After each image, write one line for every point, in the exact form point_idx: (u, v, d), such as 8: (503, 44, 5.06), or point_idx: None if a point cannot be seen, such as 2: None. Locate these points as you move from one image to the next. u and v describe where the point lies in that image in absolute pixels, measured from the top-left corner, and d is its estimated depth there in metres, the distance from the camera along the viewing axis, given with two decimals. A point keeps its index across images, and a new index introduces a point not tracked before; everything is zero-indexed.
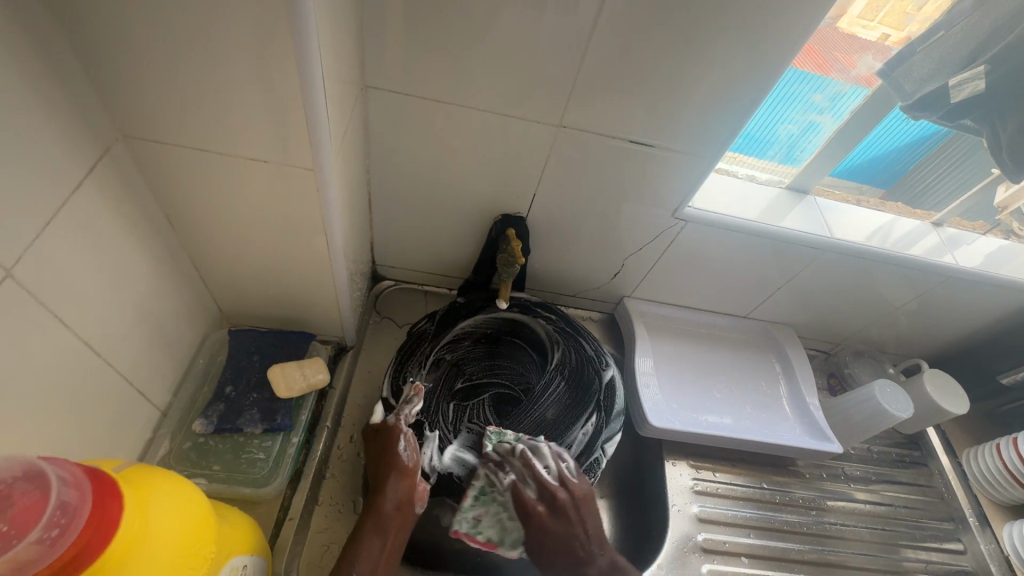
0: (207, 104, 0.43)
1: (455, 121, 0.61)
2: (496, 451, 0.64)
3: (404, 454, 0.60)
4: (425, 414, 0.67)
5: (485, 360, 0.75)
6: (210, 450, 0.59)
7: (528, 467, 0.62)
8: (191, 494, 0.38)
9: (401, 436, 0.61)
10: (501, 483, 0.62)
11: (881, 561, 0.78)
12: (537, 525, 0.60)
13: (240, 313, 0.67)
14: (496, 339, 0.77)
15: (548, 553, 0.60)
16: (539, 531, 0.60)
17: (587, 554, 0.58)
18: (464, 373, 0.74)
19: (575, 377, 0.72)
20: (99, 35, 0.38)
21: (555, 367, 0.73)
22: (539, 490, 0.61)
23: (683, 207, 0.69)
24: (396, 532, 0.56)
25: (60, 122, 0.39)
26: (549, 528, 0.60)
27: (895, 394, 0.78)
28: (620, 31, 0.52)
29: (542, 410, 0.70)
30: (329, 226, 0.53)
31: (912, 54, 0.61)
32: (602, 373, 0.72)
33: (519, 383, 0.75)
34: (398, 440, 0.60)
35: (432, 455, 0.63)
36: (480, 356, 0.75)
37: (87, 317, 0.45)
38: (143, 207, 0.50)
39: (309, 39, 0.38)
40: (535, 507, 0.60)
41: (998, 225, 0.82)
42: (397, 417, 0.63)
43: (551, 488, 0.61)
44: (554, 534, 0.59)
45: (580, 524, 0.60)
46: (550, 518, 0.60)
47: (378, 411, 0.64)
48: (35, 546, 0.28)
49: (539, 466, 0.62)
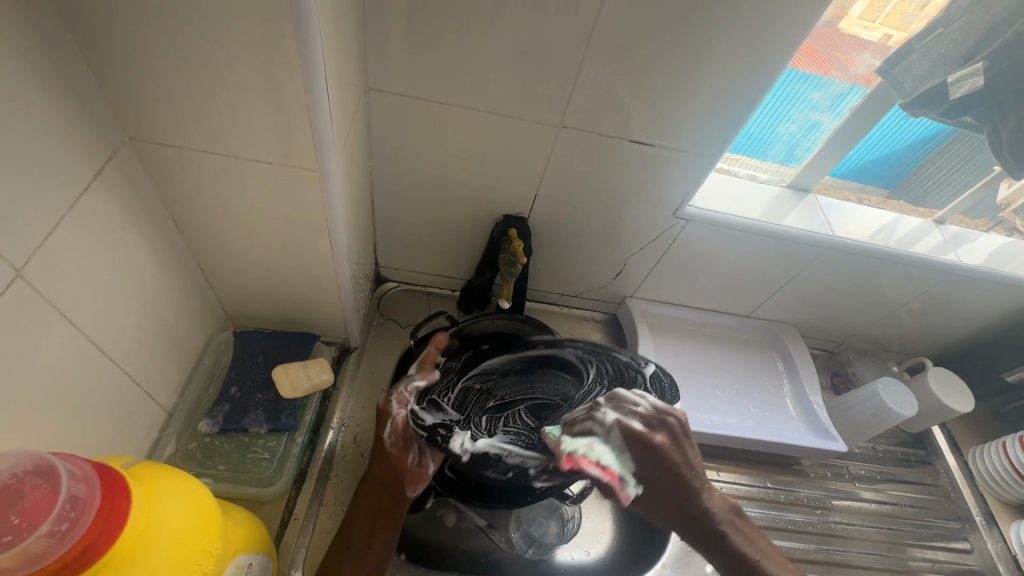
0: (213, 106, 0.43)
1: (457, 124, 0.61)
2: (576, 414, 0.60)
3: (389, 440, 0.58)
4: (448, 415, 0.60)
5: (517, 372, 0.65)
6: (216, 450, 0.60)
7: (624, 407, 0.58)
8: (198, 493, 0.38)
9: (389, 422, 0.58)
10: (605, 424, 0.57)
11: (888, 560, 0.78)
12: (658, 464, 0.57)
13: (246, 314, 0.67)
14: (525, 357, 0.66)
15: (666, 496, 0.58)
16: (666, 461, 0.57)
17: (701, 484, 0.59)
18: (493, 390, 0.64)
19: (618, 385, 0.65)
20: (107, 38, 0.39)
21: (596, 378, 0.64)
22: (644, 421, 0.58)
23: (684, 206, 0.70)
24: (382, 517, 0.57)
25: (68, 125, 0.39)
26: (671, 458, 0.57)
27: (899, 392, 0.78)
28: (619, 31, 0.52)
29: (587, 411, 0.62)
30: (332, 227, 0.54)
31: (910, 52, 0.61)
32: (643, 371, 0.65)
33: (558, 393, 0.65)
34: (386, 424, 0.58)
35: (463, 440, 0.56)
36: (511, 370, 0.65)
37: (94, 317, 0.45)
38: (151, 210, 0.50)
39: (313, 40, 0.38)
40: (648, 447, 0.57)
41: (1001, 223, 0.81)
42: (398, 402, 0.59)
43: (657, 419, 0.58)
44: (677, 465, 0.58)
45: (687, 451, 0.59)
46: (671, 449, 0.57)
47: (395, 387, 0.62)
48: (45, 538, 0.28)
49: (628, 401, 0.59)
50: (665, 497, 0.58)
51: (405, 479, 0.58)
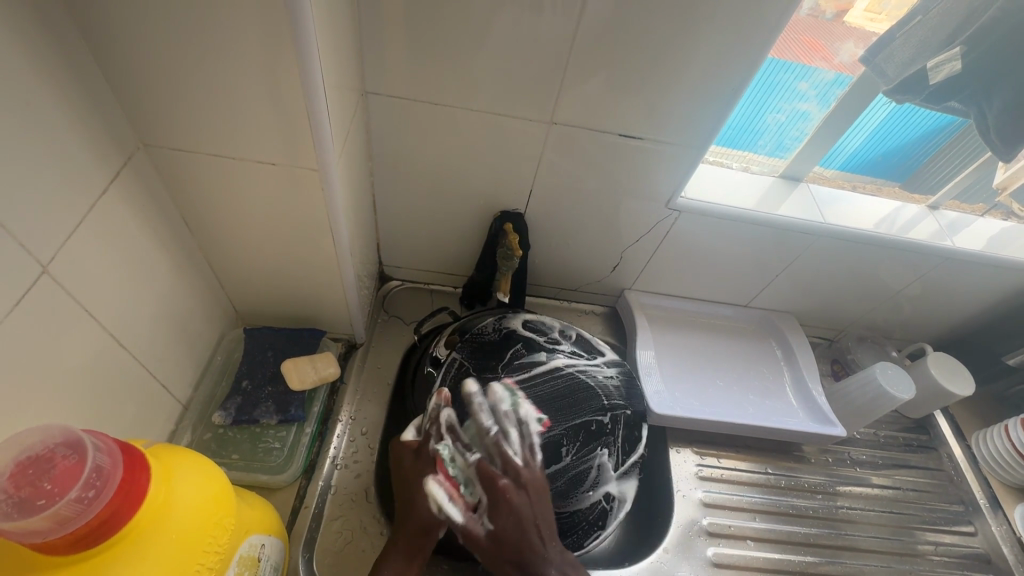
0: (219, 110, 0.46)
1: (452, 123, 0.64)
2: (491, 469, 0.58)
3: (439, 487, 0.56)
4: (494, 358, 0.70)
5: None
6: (229, 440, 0.63)
7: (501, 454, 0.59)
8: (212, 470, 0.41)
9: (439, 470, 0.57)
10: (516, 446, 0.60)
11: (893, 544, 0.78)
12: (524, 485, 0.57)
13: (256, 312, 0.70)
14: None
15: (513, 540, 0.54)
16: (503, 506, 0.55)
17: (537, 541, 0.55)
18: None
19: (570, 489, 0.65)
20: (121, 49, 0.42)
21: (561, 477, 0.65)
22: (507, 471, 0.58)
23: (676, 198, 0.71)
24: (421, 543, 0.55)
25: (88, 131, 0.43)
26: (532, 481, 0.58)
27: (896, 376, 0.79)
28: (602, 27, 0.54)
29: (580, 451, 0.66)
30: (334, 224, 0.56)
31: (892, 40, 0.63)
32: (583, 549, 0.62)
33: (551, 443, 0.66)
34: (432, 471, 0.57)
35: (565, 347, 0.74)
36: None
37: (113, 312, 0.48)
38: (164, 211, 0.53)
39: (309, 45, 0.41)
40: (465, 520, 0.55)
41: (996, 207, 0.82)
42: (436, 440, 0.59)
43: (518, 468, 0.58)
44: (518, 523, 0.55)
45: (524, 509, 0.56)
46: (516, 490, 0.56)
47: (410, 429, 0.62)
48: (74, 504, 0.31)
49: (509, 451, 0.59)
50: (514, 548, 0.54)
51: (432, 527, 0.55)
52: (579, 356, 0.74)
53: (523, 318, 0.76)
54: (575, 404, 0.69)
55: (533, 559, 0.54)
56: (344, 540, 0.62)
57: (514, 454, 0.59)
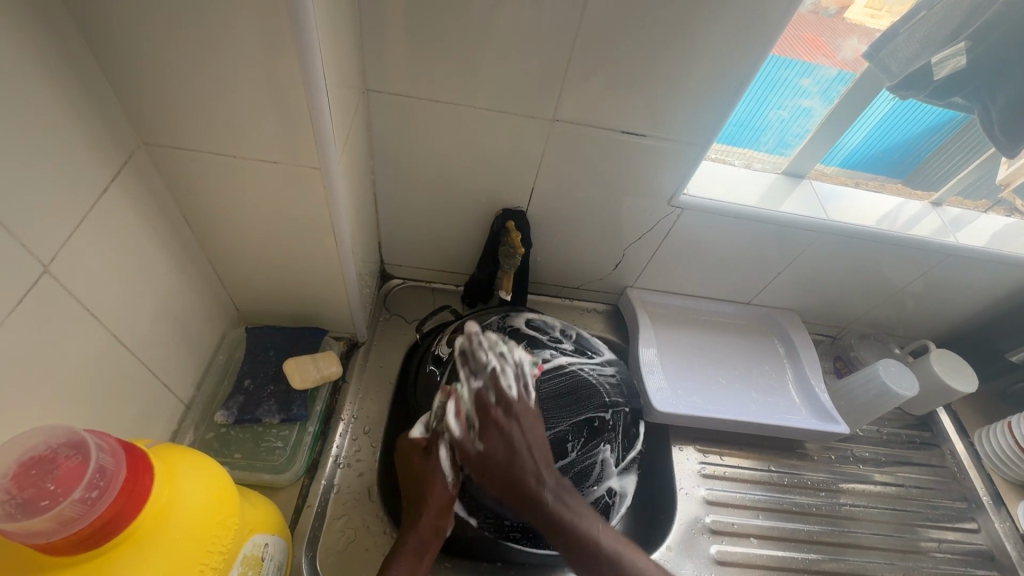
0: (220, 108, 0.46)
1: (453, 121, 0.64)
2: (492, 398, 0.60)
3: (447, 486, 0.59)
4: None
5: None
6: (232, 439, 0.63)
7: (500, 385, 0.60)
8: (214, 470, 0.40)
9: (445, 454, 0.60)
10: (515, 378, 0.62)
11: (896, 540, 0.78)
12: (518, 413, 0.60)
13: (257, 311, 0.70)
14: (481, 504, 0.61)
15: (506, 462, 0.58)
16: (496, 430, 0.59)
17: (530, 466, 0.58)
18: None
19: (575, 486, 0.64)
20: (121, 47, 0.41)
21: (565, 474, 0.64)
22: (502, 401, 0.60)
23: (678, 195, 0.71)
24: (431, 542, 0.58)
25: (88, 130, 0.42)
26: (527, 412, 0.61)
27: (899, 373, 0.78)
28: (604, 24, 0.54)
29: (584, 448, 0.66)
30: (336, 223, 0.56)
31: (895, 36, 0.62)
32: None
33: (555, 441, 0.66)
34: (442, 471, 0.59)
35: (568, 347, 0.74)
36: None
37: (115, 312, 0.48)
38: (165, 210, 0.53)
39: (310, 43, 0.41)
40: (462, 435, 0.59)
41: (999, 203, 0.82)
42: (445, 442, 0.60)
43: (513, 399, 0.60)
44: (511, 446, 0.59)
45: (519, 437, 0.59)
46: (508, 419, 0.59)
47: (418, 427, 0.63)
48: (78, 504, 0.31)
49: (506, 384, 0.61)
50: (507, 471, 0.58)
51: (441, 524, 0.58)
52: (580, 355, 0.74)
53: (525, 317, 0.76)
54: (577, 401, 0.69)
55: (525, 484, 0.58)
56: (347, 538, 0.62)
57: (510, 387, 0.61)
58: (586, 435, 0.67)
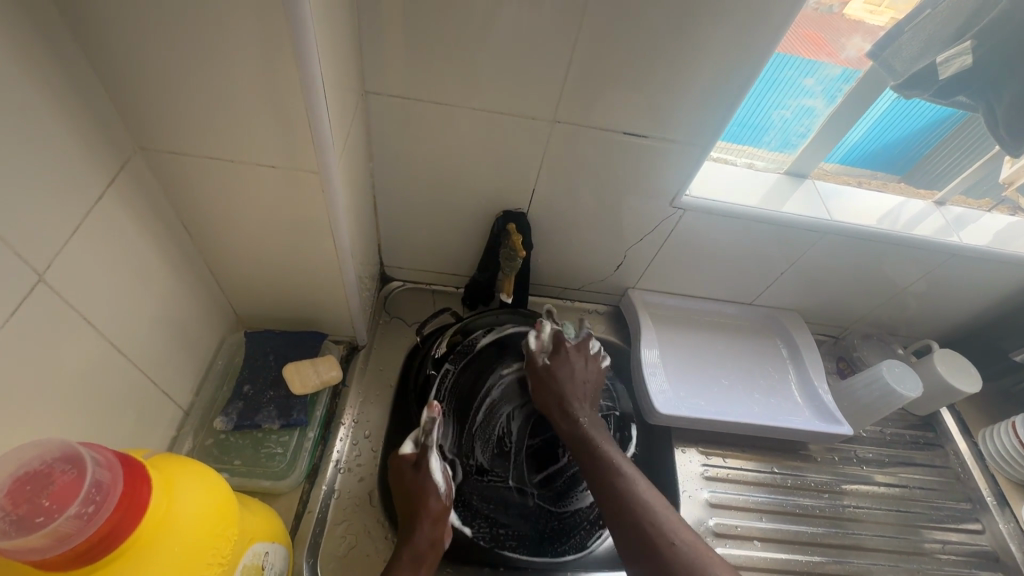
0: (217, 112, 0.45)
1: (453, 122, 0.63)
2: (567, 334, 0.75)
3: (442, 496, 0.59)
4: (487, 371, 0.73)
5: (492, 490, 0.66)
6: (231, 446, 0.62)
7: (580, 330, 0.75)
8: (214, 481, 0.40)
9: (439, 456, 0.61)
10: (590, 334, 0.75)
11: (900, 542, 0.78)
12: (588, 357, 0.73)
13: (256, 315, 0.70)
14: (476, 513, 0.64)
15: (569, 386, 0.69)
16: (566, 355, 0.71)
17: (581, 399, 0.68)
18: (471, 460, 0.67)
19: (569, 489, 0.68)
20: (116, 51, 0.41)
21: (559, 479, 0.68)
22: (576, 341, 0.73)
23: (680, 196, 0.70)
24: (429, 553, 0.57)
25: (83, 135, 0.42)
26: (592, 363, 0.73)
27: (903, 374, 0.78)
28: (605, 24, 0.54)
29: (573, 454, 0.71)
30: (335, 226, 0.55)
31: (901, 33, 0.62)
32: (585, 546, 0.65)
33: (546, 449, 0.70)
34: (436, 481, 0.59)
35: None
36: (487, 463, 0.67)
37: (111, 319, 0.47)
38: (162, 215, 0.53)
39: (307, 45, 0.40)
40: (536, 349, 0.71)
41: (1003, 202, 0.81)
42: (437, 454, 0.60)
43: (582, 343, 0.74)
44: (574, 377, 0.70)
45: (581, 373, 0.70)
46: (577, 354, 0.72)
47: (407, 443, 0.62)
48: (73, 520, 0.30)
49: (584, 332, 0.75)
50: (562, 390, 0.68)
51: (437, 533, 0.58)
52: None
53: None
54: None
55: (571, 407, 0.67)
56: (349, 544, 0.62)
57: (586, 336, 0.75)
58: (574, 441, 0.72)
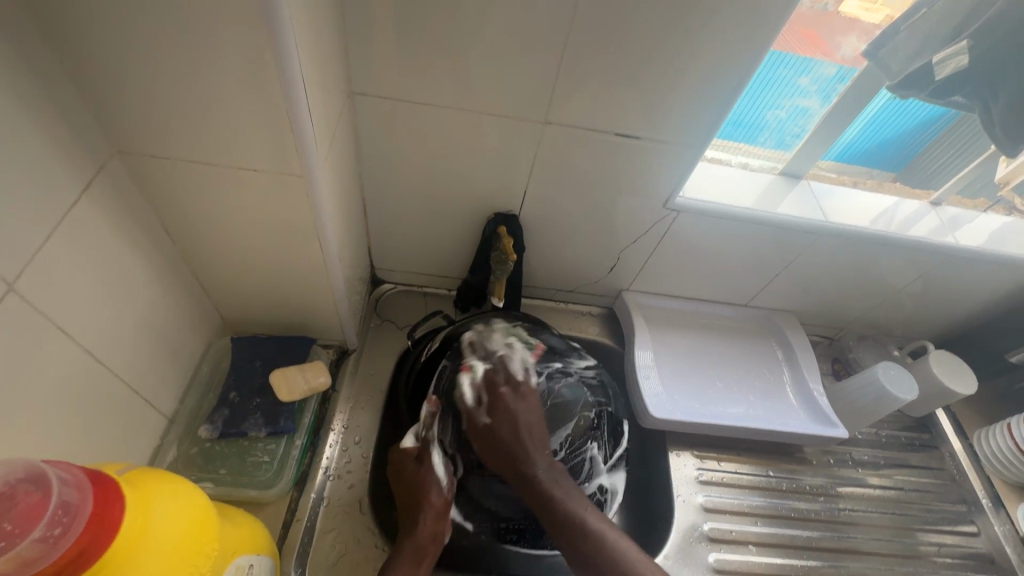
0: (196, 115, 0.44)
1: (442, 124, 0.62)
2: (500, 372, 0.66)
3: (443, 489, 0.60)
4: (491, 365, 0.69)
5: (492, 486, 0.64)
6: (217, 454, 0.61)
7: (509, 363, 0.67)
8: (193, 496, 0.39)
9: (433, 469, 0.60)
10: (520, 358, 0.68)
11: (895, 545, 0.77)
12: (524, 392, 0.65)
13: (243, 320, 0.68)
14: (475, 507, 0.64)
15: (513, 436, 0.62)
16: (502, 404, 0.63)
17: (528, 445, 0.61)
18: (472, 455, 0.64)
19: None
20: (90, 53, 0.39)
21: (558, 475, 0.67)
22: (509, 379, 0.65)
23: (674, 198, 0.69)
24: (430, 548, 0.57)
25: (56, 140, 0.40)
26: (530, 395, 0.65)
27: (898, 376, 0.77)
28: (596, 24, 0.52)
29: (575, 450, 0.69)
30: (321, 230, 0.54)
31: (896, 33, 0.61)
32: None
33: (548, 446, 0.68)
34: (438, 474, 0.60)
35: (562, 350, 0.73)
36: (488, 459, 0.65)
37: (89, 328, 0.46)
38: (142, 220, 0.51)
39: (287, 46, 0.39)
40: (472, 406, 0.63)
41: (999, 202, 0.81)
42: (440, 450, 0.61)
43: (517, 377, 0.66)
44: (514, 423, 0.62)
45: (520, 414, 0.63)
46: (513, 396, 0.64)
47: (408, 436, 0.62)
48: (38, 543, 0.29)
49: (513, 361, 0.67)
50: (509, 449, 0.61)
51: (437, 529, 0.58)
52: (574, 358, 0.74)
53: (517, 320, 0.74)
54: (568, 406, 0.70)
55: (523, 460, 0.61)
56: (338, 553, 0.60)
57: (515, 367, 0.67)
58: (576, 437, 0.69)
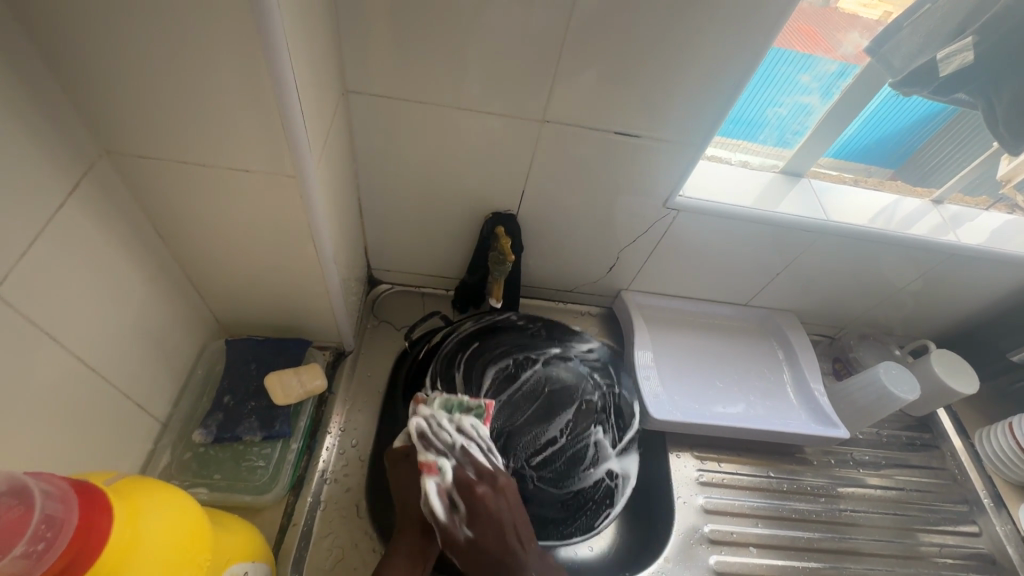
0: (186, 115, 0.43)
1: (438, 123, 0.61)
2: (470, 464, 0.56)
3: None
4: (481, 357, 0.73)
5: None
6: (211, 459, 0.60)
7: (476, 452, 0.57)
8: (184, 505, 0.38)
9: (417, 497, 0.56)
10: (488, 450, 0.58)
11: (897, 546, 0.77)
12: (504, 489, 0.55)
13: (238, 322, 0.68)
14: None
15: (500, 546, 0.51)
16: (481, 507, 0.53)
17: (519, 548, 0.52)
18: None
19: (570, 470, 0.67)
20: (75, 52, 0.38)
21: (562, 459, 0.68)
22: (482, 475, 0.55)
23: (673, 197, 0.69)
24: (426, 545, 0.54)
25: (42, 141, 0.39)
26: (508, 491, 0.55)
27: (900, 375, 0.77)
28: (594, 21, 0.52)
29: (576, 433, 0.70)
30: (315, 231, 0.53)
31: (897, 31, 0.60)
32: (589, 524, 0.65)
33: (547, 429, 0.69)
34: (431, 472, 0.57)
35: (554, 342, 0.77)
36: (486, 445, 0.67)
37: (78, 333, 0.45)
38: (133, 222, 0.50)
39: (279, 45, 0.38)
40: (446, 519, 0.52)
41: (1001, 200, 0.80)
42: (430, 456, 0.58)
43: (491, 471, 0.56)
44: (500, 528, 0.52)
45: (505, 516, 0.53)
46: (493, 496, 0.54)
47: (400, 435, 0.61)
48: (21, 560, 0.28)
49: (479, 451, 0.57)
50: (499, 561, 0.51)
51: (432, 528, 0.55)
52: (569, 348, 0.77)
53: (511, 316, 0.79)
54: (564, 391, 0.73)
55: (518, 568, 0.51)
56: (336, 557, 0.60)
57: (483, 458, 0.57)
58: (577, 421, 0.71)
